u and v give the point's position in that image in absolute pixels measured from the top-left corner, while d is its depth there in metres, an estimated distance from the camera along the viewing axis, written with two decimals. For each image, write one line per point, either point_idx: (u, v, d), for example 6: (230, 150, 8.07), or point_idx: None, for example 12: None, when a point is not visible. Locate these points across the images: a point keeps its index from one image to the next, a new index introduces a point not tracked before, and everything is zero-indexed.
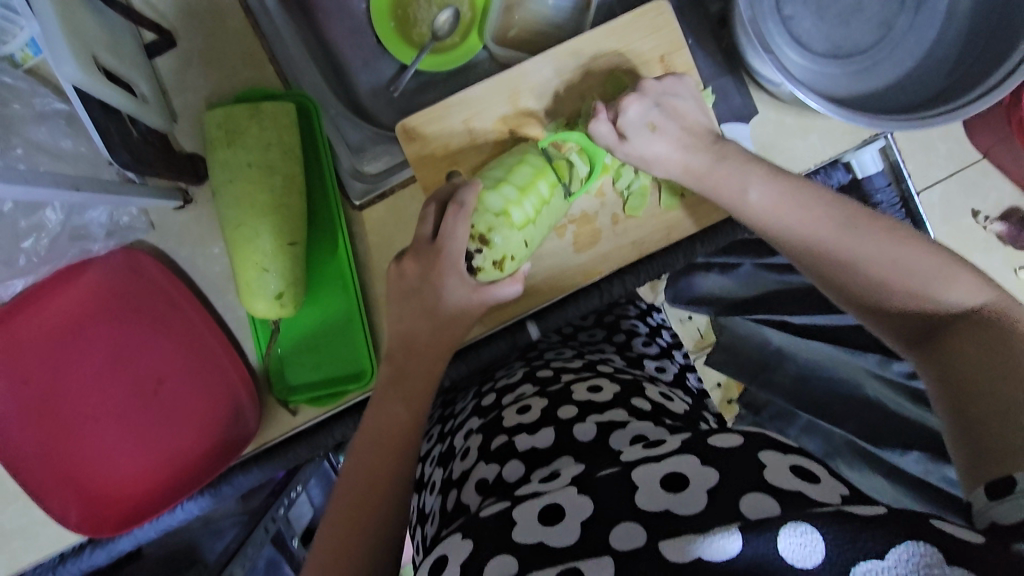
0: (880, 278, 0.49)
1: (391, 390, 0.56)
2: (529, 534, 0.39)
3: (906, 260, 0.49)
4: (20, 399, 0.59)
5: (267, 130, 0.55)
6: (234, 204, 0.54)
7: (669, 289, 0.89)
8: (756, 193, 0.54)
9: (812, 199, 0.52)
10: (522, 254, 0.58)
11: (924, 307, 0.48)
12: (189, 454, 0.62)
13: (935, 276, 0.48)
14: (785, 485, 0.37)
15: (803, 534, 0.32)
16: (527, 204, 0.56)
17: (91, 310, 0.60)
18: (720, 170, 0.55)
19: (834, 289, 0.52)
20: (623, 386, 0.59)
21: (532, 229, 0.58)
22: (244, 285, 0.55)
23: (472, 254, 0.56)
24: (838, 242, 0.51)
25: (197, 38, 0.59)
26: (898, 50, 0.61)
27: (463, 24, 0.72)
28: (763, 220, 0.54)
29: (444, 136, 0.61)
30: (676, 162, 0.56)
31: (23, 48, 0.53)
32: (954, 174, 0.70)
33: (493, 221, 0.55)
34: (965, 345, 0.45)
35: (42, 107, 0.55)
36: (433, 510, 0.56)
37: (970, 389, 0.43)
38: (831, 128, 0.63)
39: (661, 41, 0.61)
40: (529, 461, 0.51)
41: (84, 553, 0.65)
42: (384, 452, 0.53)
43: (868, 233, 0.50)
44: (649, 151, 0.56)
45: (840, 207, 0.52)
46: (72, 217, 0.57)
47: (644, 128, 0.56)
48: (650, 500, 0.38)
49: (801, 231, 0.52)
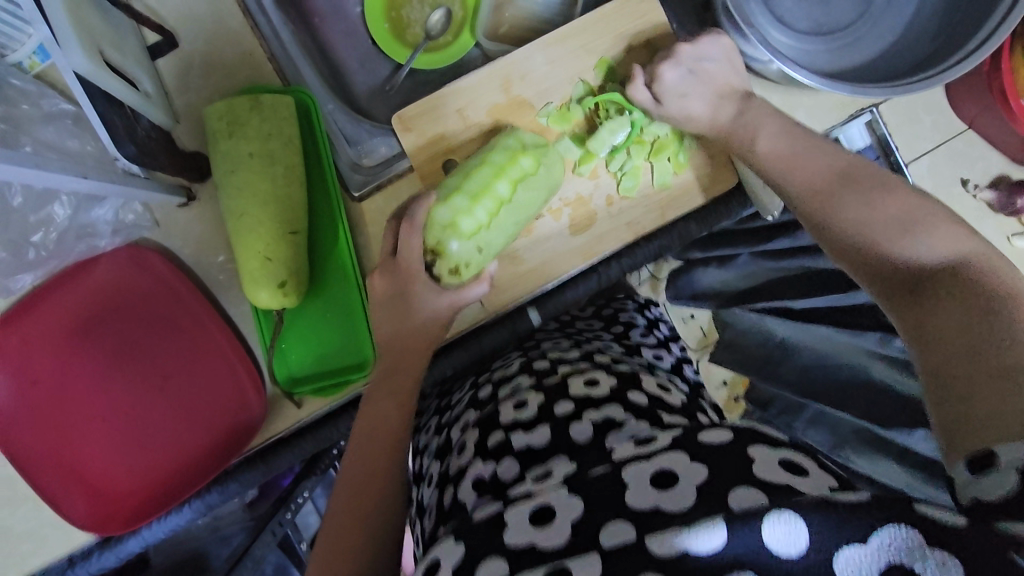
0: (866, 224, 0.51)
1: (381, 385, 0.57)
2: (519, 536, 0.40)
3: (892, 212, 0.51)
4: (29, 398, 0.60)
5: (268, 121, 0.57)
6: (237, 194, 0.56)
7: (671, 288, 0.91)
8: (763, 141, 0.57)
9: (814, 147, 0.56)
10: (478, 260, 0.57)
11: (909, 263, 0.49)
12: (195, 451, 0.62)
13: (920, 231, 0.49)
14: (770, 478, 0.36)
15: (788, 522, 0.32)
16: (480, 211, 0.56)
17: (97, 308, 0.61)
18: (728, 124, 0.59)
19: (821, 233, 0.54)
20: (619, 380, 0.59)
21: (487, 234, 0.57)
22: (248, 276, 0.56)
23: (430, 263, 0.57)
24: (831, 188, 0.53)
25: (198, 39, 0.61)
26: (877, 26, 0.63)
27: (455, 23, 0.74)
28: (761, 164, 0.57)
29: (438, 125, 0.62)
30: (701, 124, 0.59)
31: (31, 55, 0.55)
32: (941, 145, 0.71)
33: (442, 234, 0.55)
34: (943, 298, 0.46)
35: (50, 108, 0.57)
36: (430, 505, 0.56)
37: (948, 338, 0.44)
38: (817, 103, 0.65)
39: (648, 26, 0.63)
40: (523, 460, 0.51)
41: (93, 555, 0.65)
42: (380, 454, 0.53)
43: (863, 183, 0.53)
44: (684, 111, 0.59)
45: (841, 158, 0.55)
46: (79, 214, 0.60)
47: (677, 94, 0.59)
48: (638, 498, 0.38)
49: (794, 174, 0.55)
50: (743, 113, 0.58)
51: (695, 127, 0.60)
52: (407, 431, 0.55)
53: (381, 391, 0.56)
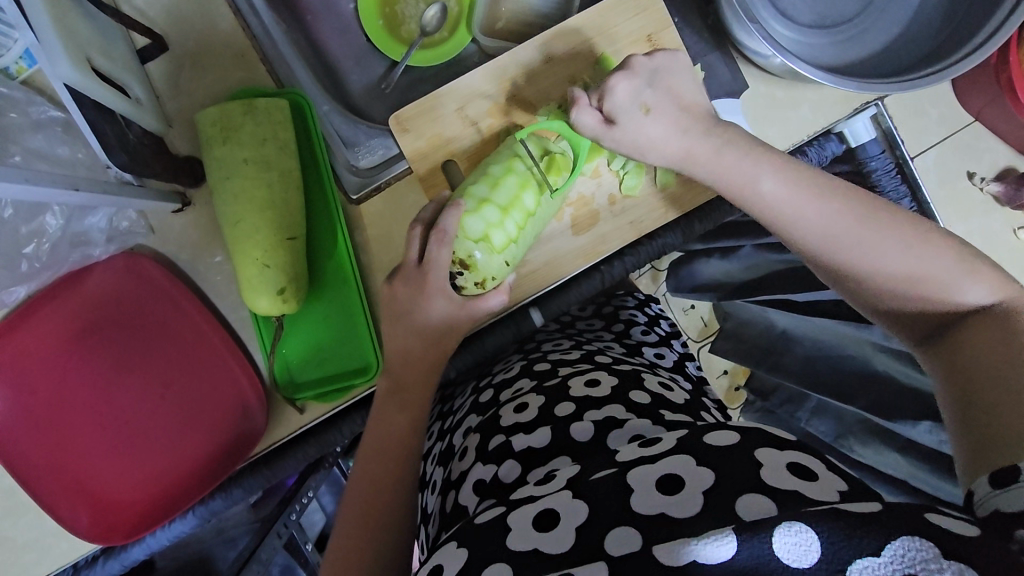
0: (894, 270, 0.49)
1: (386, 397, 0.56)
2: (524, 542, 0.39)
3: (923, 257, 0.49)
4: (27, 409, 0.59)
5: (262, 126, 0.56)
6: (233, 201, 0.55)
7: (672, 280, 0.94)
8: (769, 185, 0.53)
9: (828, 192, 0.52)
10: (504, 273, 0.58)
11: (939, 303, 0.48)
12: (197, 457, 0.62)
13: (950, 274, 0.48)
14: (781, 486, 0.36)
15: (798, 534, 0.32)
16: (509, 224, 0.56)
17: (94, 316, 0.60)
18: (724, 157, 0.54)
19: (841, 284, 0.52)
20: (620, 379, 0.58)
21: (513, 248, 0.57)
22: (246, 282, 0.55)
23: (456, 275, 0.56)
24: (856, 236, 0.50)
25: (188, 41, 0.60)
26: (883, 17, 0.61)
27: (451, 18, 0.73)
28: (775, 212, 0.53)
29: (436, 126, 0.61)
30: (676, 147, 0.55)
31: (17, 61, 0.53)
32: (947, 139, 0.70)
33: (473, 247, 0.55)
34: (974, 342, 0.46)
35: (38, 115, 0.56)
36: (434, 510, 0.56)
37: (983, 386, 0.43)
38: (822, 98, 0.63)
39: (648, 20, 0.61)
40: (525, 461, 0.51)
41: (97, 563, 0.65)
42: (383, 461, 0.54)
43: (885, 227, 0.50)
44: (642, 135, 0.55)
45: (855, 200, 0.51)
46: (72, 223, 0.58)
47: (634, 111, 0.54)
48: (644, 504, 0.38)
49: (810, 226, 0.51)
50: (724, 143, 0.54)
51: (657, 155, 0.56)
52: (411, 437, 0.55)
53: (386, 398, 0.57)
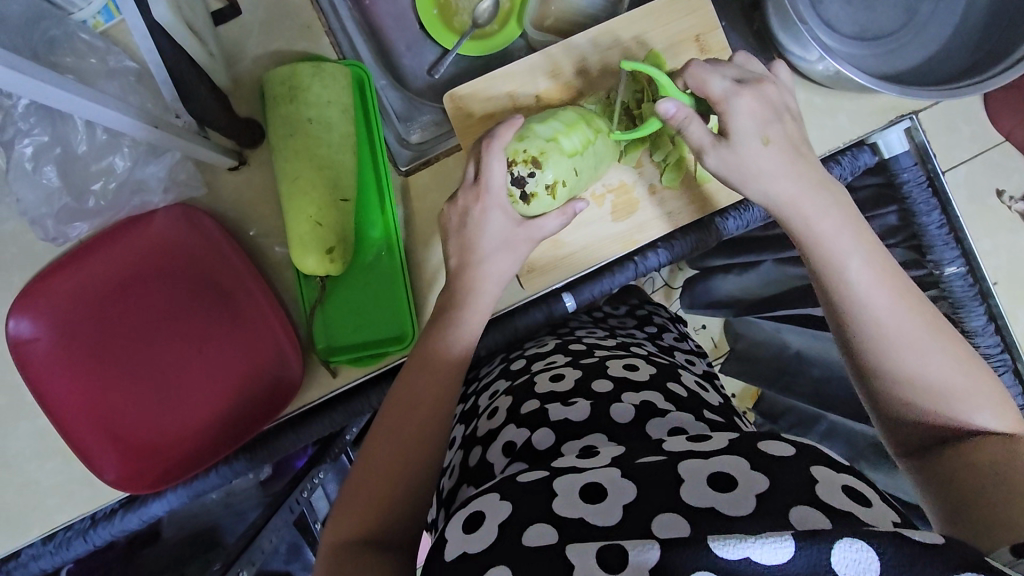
0: (924, 366, 0.46)
1: (429, 331, 0.55)
2: (570, 508, 0.39)
3: (967, 386, 0.46)
4: (70, 351, 0.60)
5: (327, 89, 0.59)
6: (292, 158, 0.57)
7: (687, 295, 0.95)
8: (853, 265, 0.50)
9: (903, 292, 0.49)
10: (574, 183, 0.58)
11: (955, 417, 0.46)
12: (231, 412, 0.63)
13: (977, 407, 0.46)
14: (837, 505, 0.38)
15: (858, 551, 0.32)
16: (575, 137, 0.58)
17: (142, 264, 0.61)
18: (803, 196, 0.53)
19: (854, 360, 0.50)
20: (658, 370, 0.60)
21: (582, 159, 0.58)
22: (297, 238, 0.57)
23: (524, 179, 0.56)
24: (893, 307, 0.48)
25: (258, 9, 0.62)
26: (921, 35, 0.64)
27: (502, 13, 0.76)
28: (825, 255, 0.51)
29: (490, 104, 0.64)
30: (771, 185, 0.53)
31: (95, 16, 0.56)
32: (977, 156, 0.74)
33: (544, 146, 0.56)
34: (981, 457, 0.44)
35: (114, 64, 0.57)
36: (453, 464, 0.58)
37: (982, 491, 0.42)
38: (859, 108, 0.66)
39: (697, 21, 0.64)
40: (559, 431, 0.51)
41: (117, 516, 0.66)
42: (423, 413, 0.50)
43: (922, 317, 0.48)
44: (755, 163, 0.53)
45: (924, 309, 0.49)
46: (136, 168, 0.60)
47: (757, 139, 0.53)
48: (696, 496, 0.38)
49: (871, 310, 0.48)
50: (804, 187, 0.53)
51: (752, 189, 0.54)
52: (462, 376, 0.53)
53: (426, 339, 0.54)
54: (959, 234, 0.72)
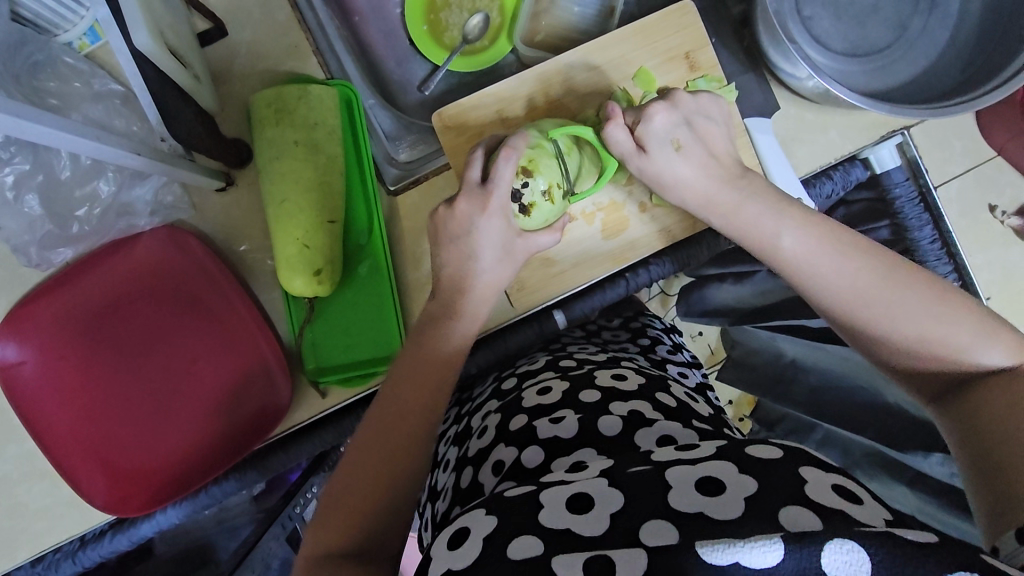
0: (910, 330, 0.48)
1: (410, 347, 0.54)
2: (557, 519, 0.39)
3: (944, 320, 0.47)
4: (57, 374, 0.60)
5: (314, 111, 0.59)
6: (280, 180, 0.57)
7: (682, 303, 0.95)
8: (790, 242, 0.52)
9: (874, 258, 0.50)
10: (568, 186, 0.57)
11: (960, 362, 0.47)
12: (219, 432, 0.62)
13: (964, 336, 0.47)
14: (827, 503, 0.36)
15: (850, 553, 0.31)
16: (561, 141, 0.57)
17: (129, 287, 0.61)
18: (747, 213, 0.54)
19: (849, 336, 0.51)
20: (647, 380, 0.60)
21: (571, 160, 0.57)
22: (284, 261, 0.56)
23: (519, 191, 0.55)
24: (870, 285, 0.49)
25: (245, 30, 0.62)
26: (913, 50, 0.63)
27: (493, 29, 0.75)
28: (794, 265, 0.52)
29: (480, 123, 0.63)
30: (699, 192, 0.56)
31: (80, 37, 0.56)
32: (971, 169, 0.73)
33: (533, 153, 0.55)
34: (994, 409, 0.44)
35: (100, 88, 0.58)
36: (446, 487, 0.57)
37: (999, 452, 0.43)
38: (851, 123, 0.65)
39: (687, 38, 0.64)
40: (548, 449, 0.51)
41: (105, 538, 0.65)
42: (405, 423, 0.50)
43: (905, 279, 0.49)
44: (670, 172, 0.56)
45: (901, 267, 0.50)
46: (121, 192, 0.60)
47: (667, 145, 0.55)
48: (683, 501, 0.38)
49: (845, 290, 0.50)
50: (750, 196, 0.55)
51: (683, 195, 0.56)
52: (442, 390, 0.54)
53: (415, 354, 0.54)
54: (949, 251, 0.73)
